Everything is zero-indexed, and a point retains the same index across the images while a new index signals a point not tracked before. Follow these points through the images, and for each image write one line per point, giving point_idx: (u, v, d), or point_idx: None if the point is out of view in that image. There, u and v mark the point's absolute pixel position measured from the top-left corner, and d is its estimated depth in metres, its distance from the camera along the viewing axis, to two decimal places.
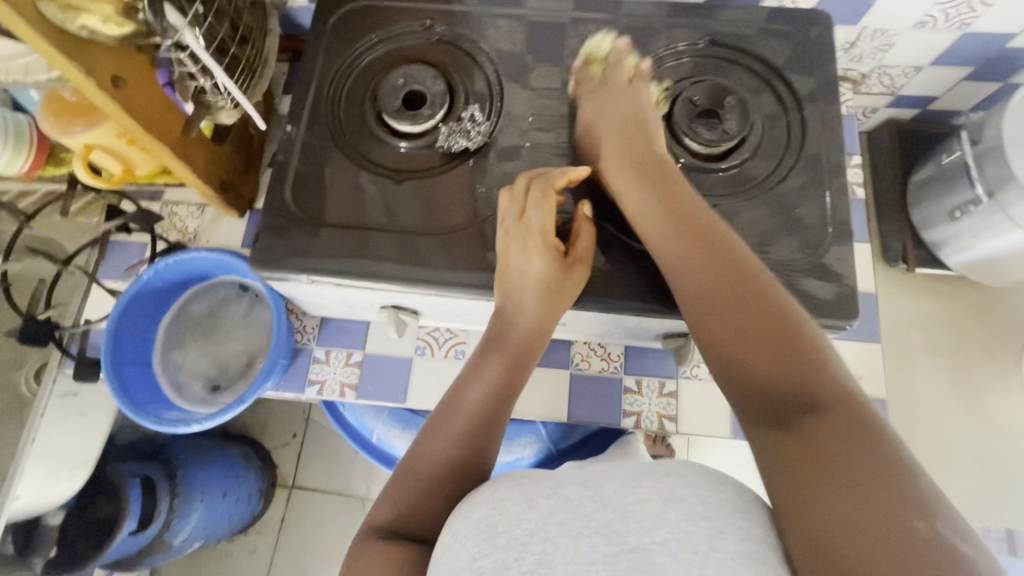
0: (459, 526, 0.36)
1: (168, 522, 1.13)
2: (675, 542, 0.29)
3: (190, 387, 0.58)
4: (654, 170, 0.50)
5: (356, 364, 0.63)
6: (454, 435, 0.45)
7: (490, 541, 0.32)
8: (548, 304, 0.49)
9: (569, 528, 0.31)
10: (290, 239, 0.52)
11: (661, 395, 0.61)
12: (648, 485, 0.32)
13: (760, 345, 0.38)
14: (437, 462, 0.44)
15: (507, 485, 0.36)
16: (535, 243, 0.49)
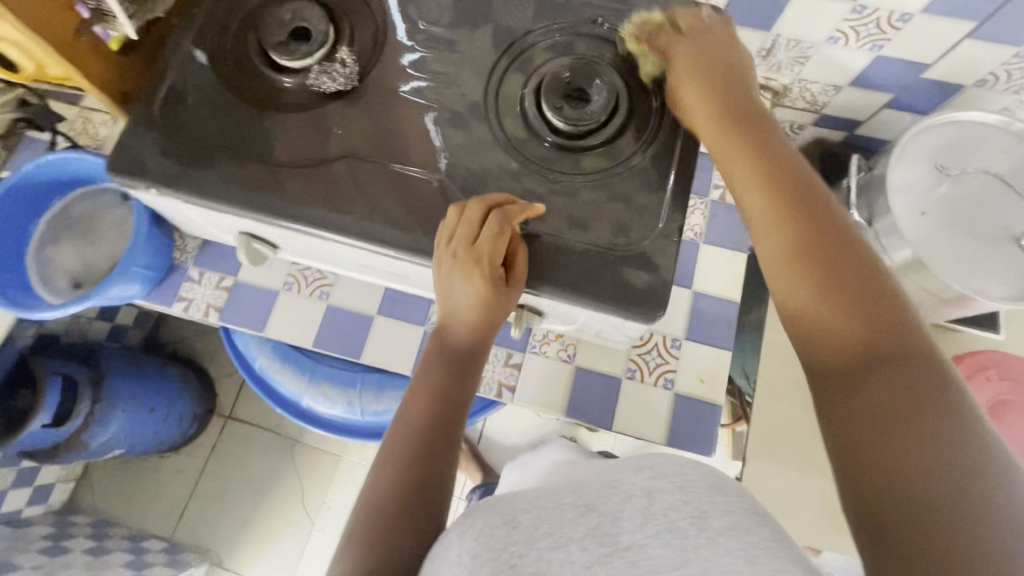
0: (443, 560, 0.37)
1: (87, 423, 1.18)
2: (668, 533, 0.30)
3: (57, 281, 0.61)
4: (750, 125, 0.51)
5: (225, 288, 0.66)
6: (404, 459, 0.50)
7: (474, 565, 0.33)
8: (487, 320, 0.53)
9: (558, 538, 0.33)
10: (149, 149, 0.54)
11: (507, 365, 0.62)
12: (628, 482, 0.34)
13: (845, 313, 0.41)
14: (394, 487, 0.48)
15: (485, 513, 0.37)
16: (481, 272, 0.50)
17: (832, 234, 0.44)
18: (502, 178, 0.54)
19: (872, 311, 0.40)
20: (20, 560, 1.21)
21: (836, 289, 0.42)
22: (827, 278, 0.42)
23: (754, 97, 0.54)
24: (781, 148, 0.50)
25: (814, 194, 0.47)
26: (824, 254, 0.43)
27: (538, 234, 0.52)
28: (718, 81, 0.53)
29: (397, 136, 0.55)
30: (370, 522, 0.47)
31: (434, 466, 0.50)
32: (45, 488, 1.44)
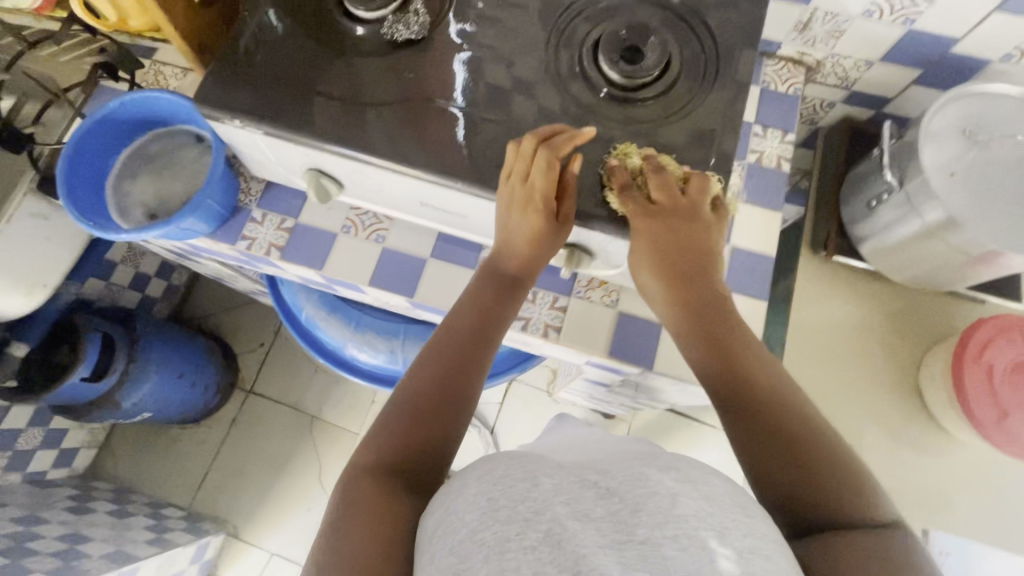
0: (454, 499, 0.39)
1: (121, 382, 1.21)
2: (685, 538, 0.33)
3: (132, 213, 0.65)
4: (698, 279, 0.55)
5: (286, 230, 0.69)
6: (434, 373, 0.52)
7: (492, 513, 0.36)
8: (539, 250, 0.56)
9: (576, 510, 0.35)
10: (231, 84, 0.57)
11: (552, 307, 0.66)
12: (656, 480, 0.36)
13: (785, 452, 0.45)
14: (423, 396, 0.50)
15: (504, 465, 0.40)
16: (534, 209, 0.54)
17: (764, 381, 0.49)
18: (560, 124, 0.58)
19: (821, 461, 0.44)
20: (49, 515, 1.24)
21: (782, 440, 0.46)
22: (766, 425, 0.47)
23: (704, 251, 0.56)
24: (722, 317, 0.54)
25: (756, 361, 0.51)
26: (762, 398, 0.48)
27: (595, 172, 0.55)
28: (670, 244, 0.54)
29: (463, 84, 0.58)
30: (395, 420, 0.49)
31: (463, 383, 0.51)
32: (70, 452, 1.47)
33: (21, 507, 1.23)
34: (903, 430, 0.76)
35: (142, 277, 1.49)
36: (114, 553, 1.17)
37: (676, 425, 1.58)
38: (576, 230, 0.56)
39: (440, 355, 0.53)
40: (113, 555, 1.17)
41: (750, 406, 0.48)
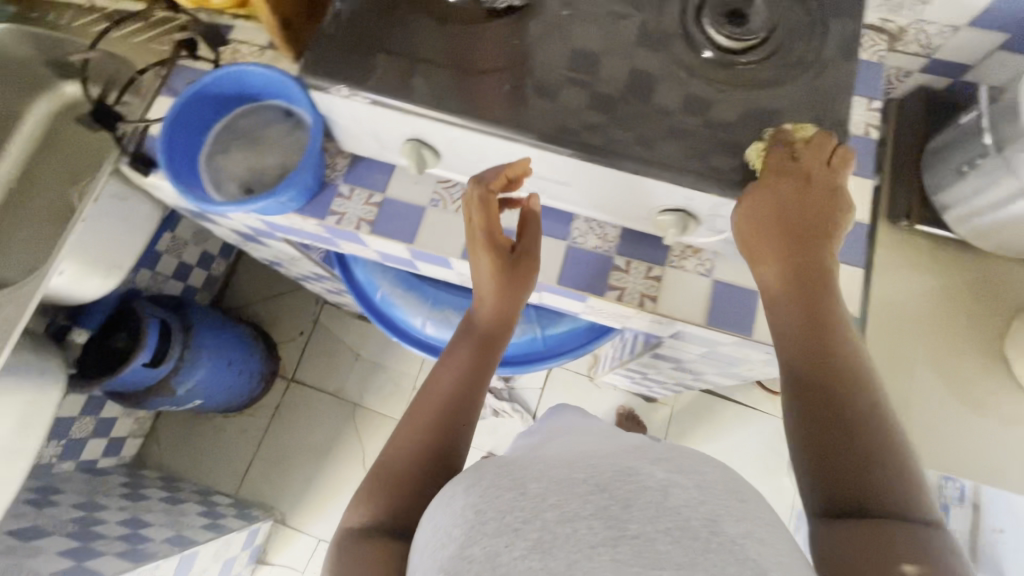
0: (445, 512, 0.41)
1: (177, 368, 1.22)
2: (676, 531, 0.34)
3: (227, 187, 0.65)
4: (814, 249, 0.52)
5: (375, 204, 0.69)
6: (420, 428, 0.55)
7: (480, 527, 0.37)
8: (504, 292, 0.60)
9: (565, 512, 0.36)
10: (337, 56, 0.57)
11: (647, 277, 0.66)
12: (646, 474, 0.38)
13: (842, 440, 0.46)
14: (412, 450, 0.53)
15: (493, 475, 0.41)
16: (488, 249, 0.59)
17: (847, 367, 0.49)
18: (666, 88, 0.57)
19: (876, 464, 0.44)
20: (107, 501, 1.25)
21: (839, 435, 0.46)
22: (836, 405, 0.47)
23: (831, 224, 0.53)
24: (830, 295, 0.52)
25: (845, 345, 0.50)
26: (842, 380, 0.48)
27: (709, 135, 0.55)
28: (787, 210, 0.52)
29: (563, 51, 0.58)
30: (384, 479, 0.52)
31: (446, 426, 0.55)
32: (118, 441, 1.48)
33: (79, 494, 1.25)
34: (986, 398, 0.77)
35: (185, 267, 1.49)
36: (175, 537, 1.19)
37: (719, 408, 1.58)
38: (685, 194, 0.56)
39: (427, 410, 0.56)
40: (174, 539, 1.18)
41: (835, 391, 0.47)
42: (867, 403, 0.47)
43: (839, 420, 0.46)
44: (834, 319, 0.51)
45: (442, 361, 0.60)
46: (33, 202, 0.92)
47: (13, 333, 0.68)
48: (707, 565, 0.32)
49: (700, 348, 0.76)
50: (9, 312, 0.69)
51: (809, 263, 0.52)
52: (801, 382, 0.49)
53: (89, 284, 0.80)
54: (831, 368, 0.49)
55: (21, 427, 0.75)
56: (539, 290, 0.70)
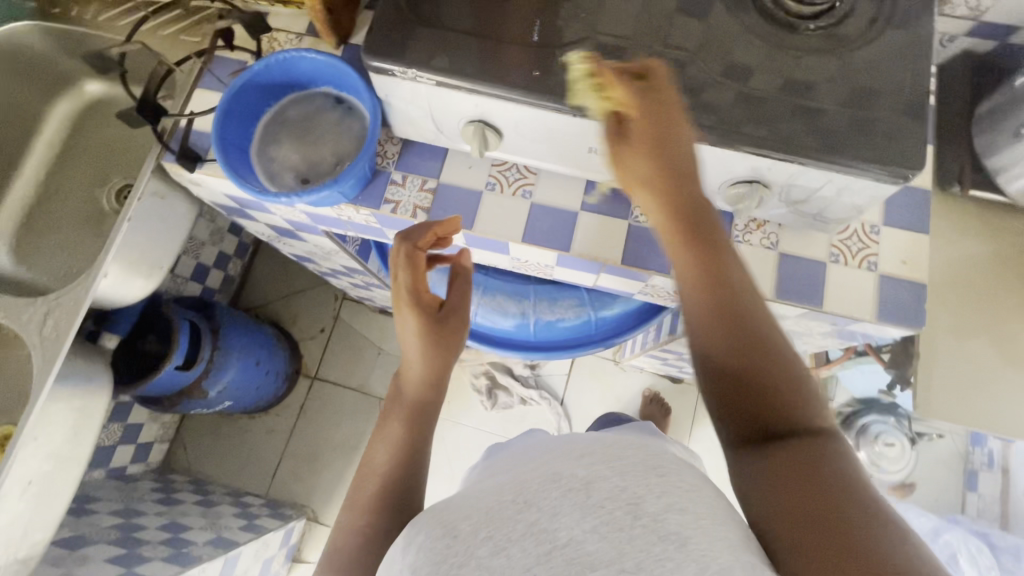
0: (384, 569, 0.42)
1: (207, 370, 1.20)
2: (604, 524, 0.35)
3: (281, 178, 0.64)
4: (676, 155, 0.48)
5: (429, 190, 0.68)
6: (357, 520, 0.53)
7: (413, 573, 0.38)
8: (431, 349, 0.60)
9: (495, 541, 0.36)
10: (400, 35, 0.56)
11: None
12: (567, 474, 0.39)
13: (756, 373, 0.42)
14: (355, 547, 0.52)
15: (427, 525, 0.41)
16: (407, 305, 0.60)
17: (737, 288, 0.45)
18: (737, 56, 0.56)
19: (776, 393, 0.41)
20: (143, 507, 1.25)
21: (747, 369, 0.42)
22: (735, 341, 0.43)
23: (676, 127, 0.48)
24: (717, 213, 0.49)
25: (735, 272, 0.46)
26: (734, 306, 0.45)
27: (786, 101, 0.54)
28: (666, 133, 0.48)
29: (626, 23, 0.57)
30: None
31: (383, 497, 0.54)
32: (145, 446, 1.47)
33: (114, 501, 1.23)
34: None
35: (204, 269, 1.47)
36: (216, 539, 1.18)
37: None
38: (762, 165, 0.55)
39: (365, 496, 0.54)
40: (216, 541, 1.17)
41: (720, 320, 0.44)
42: (761, 321, 0.44)
43: (737, 349, 0.43)
44: (713, 240, 0.47)
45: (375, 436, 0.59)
46: (64, 203, 0.91)
47: (67, 338, 0.66)
48: (632, 553, 0.33)
49: None
50: (60, 318, 0.67)
51: (679, 168, 0.48)
52: (696, 316, 0.46)
53: (130, 286, 0.78)
54: (719, 291, 0.45)
55: (75, 434, 0.74)
56: (599, 270, 0.69)
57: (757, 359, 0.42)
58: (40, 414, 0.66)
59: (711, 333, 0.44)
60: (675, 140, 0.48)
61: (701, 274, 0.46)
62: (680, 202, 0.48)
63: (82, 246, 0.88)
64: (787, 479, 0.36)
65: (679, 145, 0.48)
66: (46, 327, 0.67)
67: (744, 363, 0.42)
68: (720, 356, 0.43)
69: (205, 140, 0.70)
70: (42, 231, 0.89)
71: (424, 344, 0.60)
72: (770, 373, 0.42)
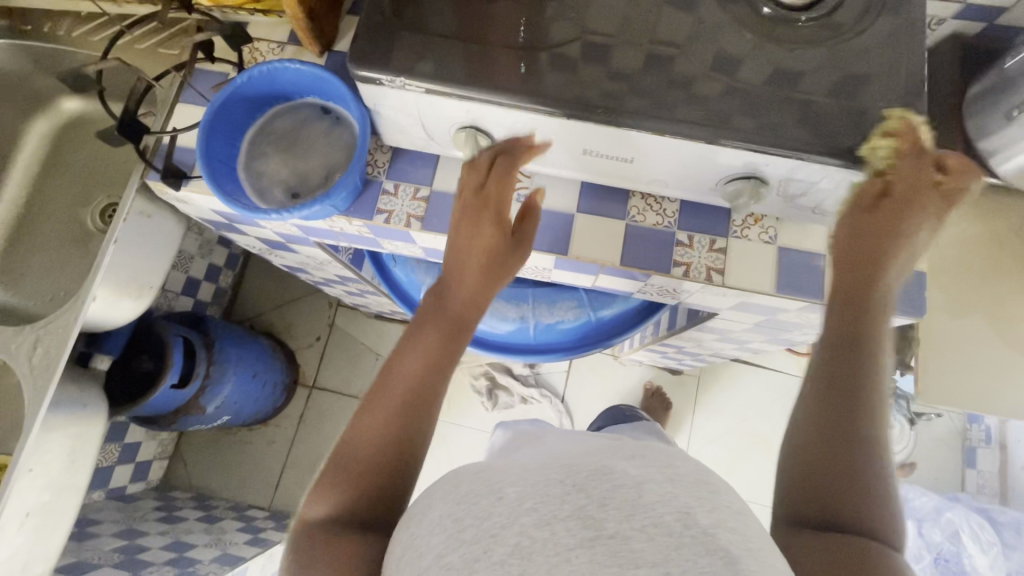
0: (420, 522, 0.43)
1: (204, 386, 1.19)
2: (652, 527, 0.36)
3: (271, 193, 0.62)
4: (856, 249, 0.52)
5: (422, 199, 0.67)
6: (390, 417, 0.51)
7: (458, 535, 0.39)
8: (491, 268, 0.57)
9: (541, 517, 0.38)
10: (385, 42, 0.54)
11: (712, 250, 0.64)
12: (622, 473, 0.40)
13: (832, 449, 0.44)
14: (385, 443, 0.50)
15: (469, 485, 0.43)
16: (489, 210, 0.57)
17: (851, 380, 0.47)
18: (730, 50, 0.55)
19: (860, 487, 0.42)
20: (146, 527, 1.23)
21: (832, 449, 0.44)
22: (831, 422, 0.45)
23: (910, 226, 0.51)
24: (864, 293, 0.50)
25: (865, 367, 0.47)
26: (845, 393, 0.46)
27: (781, 94, 0.53)
28: (868, 239, 0.51)
29: (615, 20, 0.56)
30: (353, 466, 0.50)
31: (418, 409, 0.52)
32: (145, 464, 1.45)
33: (116, 522, 1.22)
34: None
35: (195, 282, 1.45)
36: (222, 556, 1.17)
37: (743, 373, 1.60)
38: (759, 161, 0.54)
39: (402, 393, 0.52)
40: (223, 558, 1.16)
41: (831, 392, 0.46)
42: (873, 423, 0.45)
43: (831, 431, 0.45)
44: (849, 325, 0.49)
45: (415, 335, 0.55)
46: (46, 224, 0.89)
47: (59, 366, 0.65)
48: (678, 560, 0.34)
49: (757, 318, 0.75)
50: (50, 346, 0.65)
51: (850, 255, 0.52)
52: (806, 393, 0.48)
53: (119, 308, 0.76)
54: (831, 375, 0.47)
55: (72, 462, 0.72)
56: (597, 272, 0.69)
57: (844, 443, 0.44)
58: (35, 445, 0.65)
59: (808, 408, 0.47)
60: (874, 240, 0.51)
61: (827, 349, 0.49)
62: (848, 291, 0.51)
63: (68, 268, 0.87)
64: (838, 551, 0.39)
65: (873, 244, 0.51)
66: (36, 356, 0.65)
67: (827, 441, 0.45)
68: (806, 430, 0.46)
69: (189, 157, 0.68)
70: (27, 255, 0.87)
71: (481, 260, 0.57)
72: (850, 460, 0.44)
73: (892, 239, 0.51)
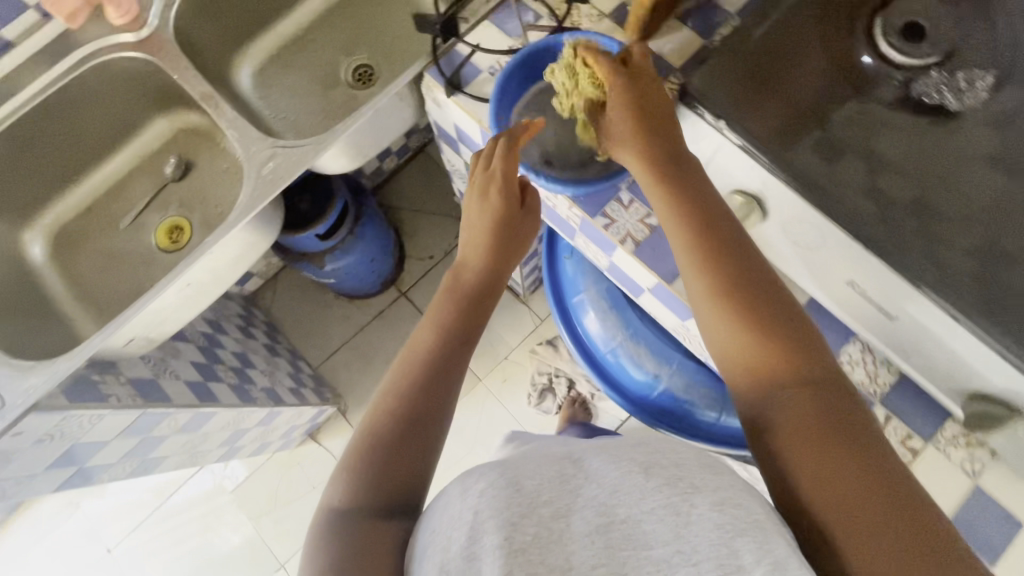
0: (446, 512, 0.41)
1: (335, 248, 1.27)
2: (661, 509, 0.38)
3: (529, 148, 0.66)
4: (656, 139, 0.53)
5: (648, 225, 0.65)
6: (402, 393, 0.52)
7: (479, 525, 0.38)
8: (513, 241, 0.61)
9: (559, 510, 0.39)
10: (723, 83, 0.53)
11: (903, 443, 0.58)
12: (628, 459, 0.42)
13: (753, 354, 0.46)
14: (392, 427, 0.51)
15: (486, 475, 0.42)
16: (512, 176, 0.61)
17: (734, 259, 0.49)
18: None
19: (782, 351, 0.45)
20: (227, 328, 1.35)
21: (747, 342, 0.46)
22: (735, 321, 0.47)
23: (661, 99, 0.54)
24: (682, 179, 0.52)
25: (731, 230, 0.50)
26: (736, 289, 0.48)
27: None
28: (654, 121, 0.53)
29: (973, 176, 0.49)
30: (369, 458, 0.49)
31: (434, 372, 0.54)
32: (248, 274, 1.59)
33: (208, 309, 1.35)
34: None
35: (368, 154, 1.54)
36: (270, 391, 1.25)
37: None
38: None
39: (405, 375, 0.54)
40: (270, 393, 1.24)
41: (718, 305, 0.48)
42: (759, 271, 0.49)
43: (737, 328, 0.47)
44: (706, 214, 0.50)
45: (427, 316, 0.59)
46: (309, 52, 0.97)
47: (278, 186, 0.71)
48: (690, 538, 0.36)
49: None
50: (281, 166, 0.72)
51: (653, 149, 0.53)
52: (711, 325, 0.49)
53: (332, 165, 0.81)
54: (721, 284, 0.48)
55: (237, 261, 0.79)
56: None
57: (754, 335, 0.46)
58: (228, 240, 0.73)
59: (727, 343, 0.48)
60: (662, 128, 0.53)
61: (712, 264, 0.49)
62: (674, 182, 0.52)
63: (307, 99, 0.94)
64: (807, 421, 0.42)
65: (665, 130, 0.54)
66: (266, 169, 0.72)
67: (745, 367, 0.46)
68: (730, 361, 0.48)
69: (470, 73, 0.70)
70: (284, 72, 0.96)
71: (497, 246, 0.60)
72: (766, 342, 0.46)
73: (671, 127, 0.54)
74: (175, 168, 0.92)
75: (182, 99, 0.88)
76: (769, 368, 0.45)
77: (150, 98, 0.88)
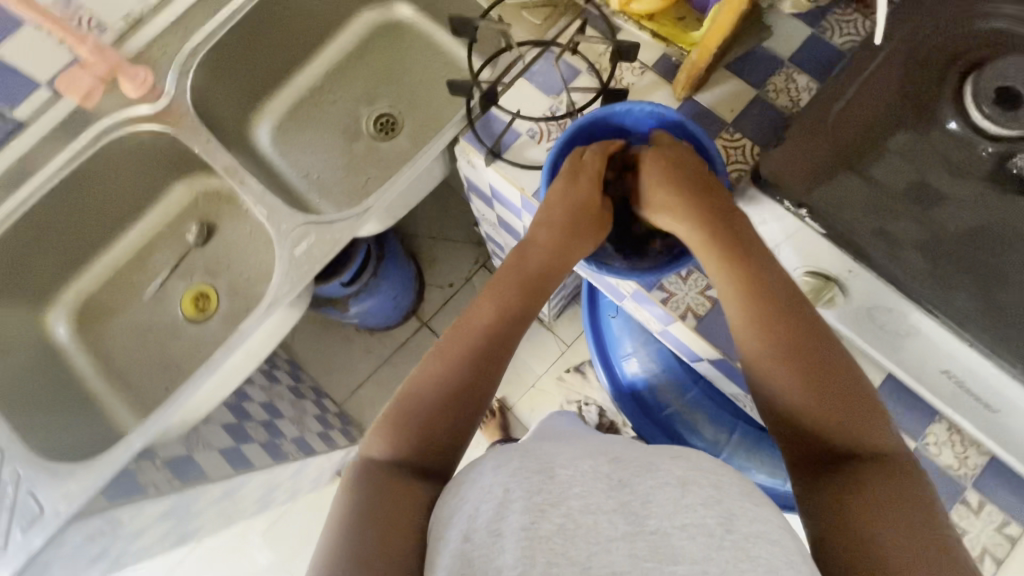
0: (468, 490, 0.41)
1: (359, 292, 1.24)
2: (693, 525, 0.37)
3: None
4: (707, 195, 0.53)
5: (710, 297, 0.61)
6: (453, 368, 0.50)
7: (507, 505, 0.38)
8: (576, 237, 0.57)
9: (588, 505, 0.38)
10: (801, 168, 0.49)
11: (998, 530, 0.55)
12: (667, 470, 0.41)
13: (808, 366, 0.46)
14: (436, 405, 0.49)
15: (521, 459, 0.42)
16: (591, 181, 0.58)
17: (786, 294, 0.49)
18: None
19: (837, 386, 0.46)
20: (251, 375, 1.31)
21: (804, 357, 0.47)
22: (785, 337, 0.48)
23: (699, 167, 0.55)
24: (734, 207, 0.52)
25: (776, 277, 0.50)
26: (791, 317, 0.48)
27: None
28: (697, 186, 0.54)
29: None
30: (410, 426, 0.48)
31: (487, 363, 0.51)
32: None
33: None
34: None
35: None
36: (302, 441, 1.23)
37: None
38: None
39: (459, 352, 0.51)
40: (301, 443, 1.22)
41: (766, 324, 0.48)
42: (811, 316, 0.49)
43: (792, 345, 0.47)
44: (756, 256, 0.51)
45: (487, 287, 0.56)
46: (328, 103, 0.93)
47: (315, 268, 0.68)
48: (721, 560, 0.35)
49: None
50: (316, 248, 0.69)
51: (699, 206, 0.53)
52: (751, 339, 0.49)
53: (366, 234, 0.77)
54: (772, 305, 0.49)
55: (269, 338, 0.73)
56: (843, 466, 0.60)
57: (807, 355, 0.47)
58: (268, 324, 0.70)
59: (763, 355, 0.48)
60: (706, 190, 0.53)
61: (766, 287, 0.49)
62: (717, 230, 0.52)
63: (328, 154, 0.91)
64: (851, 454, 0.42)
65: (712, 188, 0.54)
66: (299, 250, 0.69)
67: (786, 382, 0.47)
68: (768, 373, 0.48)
69: (512, 141, 0.66)
70: (304, 126, 0.92)
71: (568, 232, 0.57)
72: (820, 363, 0.46)
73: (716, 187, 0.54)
74: (197, 235, 0.89)
75: (200, 165, 0.85)
76: (824, 385, 0.46)
77: (167, 167, 0.84)
